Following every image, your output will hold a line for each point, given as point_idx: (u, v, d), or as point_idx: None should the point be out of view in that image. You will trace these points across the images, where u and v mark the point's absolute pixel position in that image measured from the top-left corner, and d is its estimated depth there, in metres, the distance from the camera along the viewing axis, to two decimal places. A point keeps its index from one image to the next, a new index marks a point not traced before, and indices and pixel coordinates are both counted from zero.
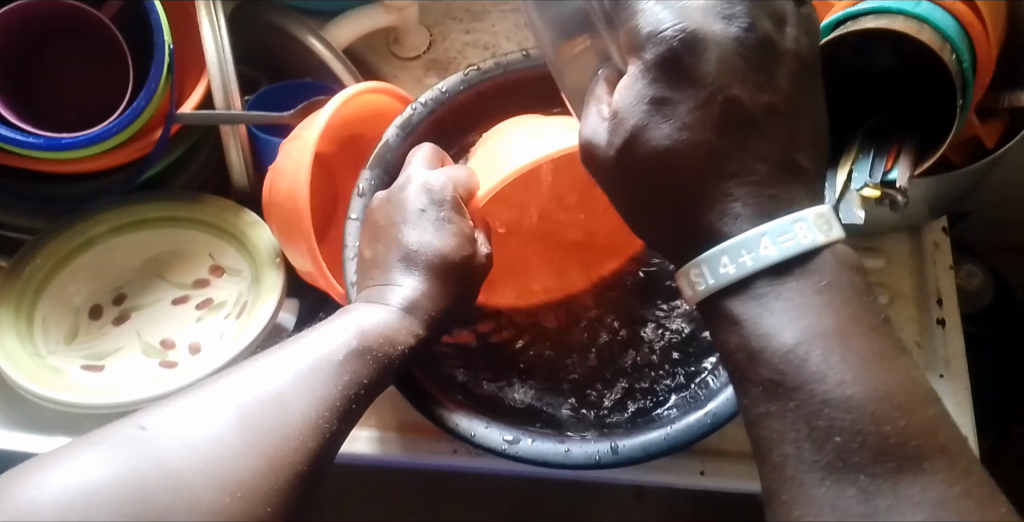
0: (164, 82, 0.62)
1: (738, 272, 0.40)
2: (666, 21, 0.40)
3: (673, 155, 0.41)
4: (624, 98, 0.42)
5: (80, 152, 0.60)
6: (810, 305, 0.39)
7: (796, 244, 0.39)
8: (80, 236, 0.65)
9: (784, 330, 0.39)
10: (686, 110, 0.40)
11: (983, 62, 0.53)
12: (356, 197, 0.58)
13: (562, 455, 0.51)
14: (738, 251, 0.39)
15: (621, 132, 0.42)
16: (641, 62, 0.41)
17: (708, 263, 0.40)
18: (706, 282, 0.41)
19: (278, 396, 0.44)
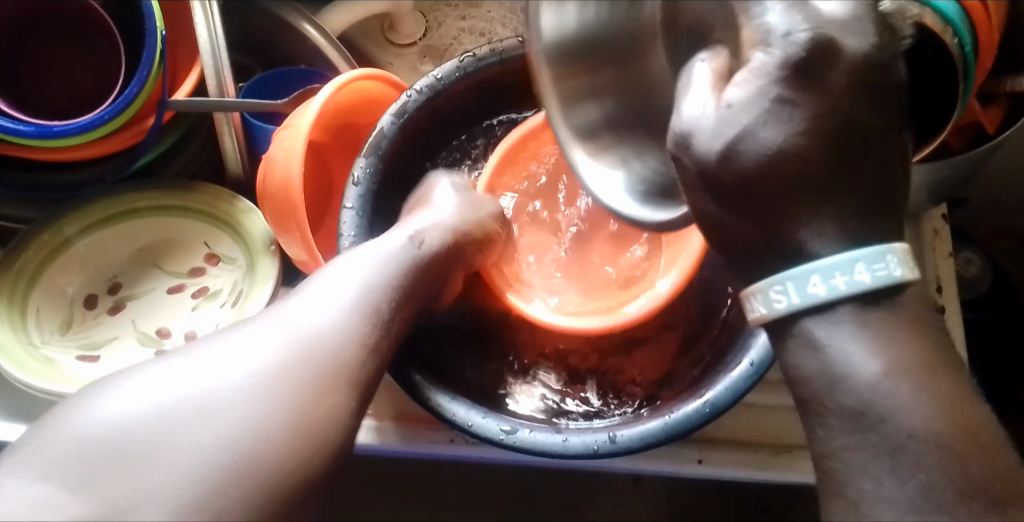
0: (157, 69, 0.61)
1: (827, 295, 0.35)
2: (798, 24, 0.33)
3: (778, 169, 0.35)
4: (736, 93, 0.34)
5: (72, 140, 0.59)
6: (888, 337, 0.36)
7: (891, 276, 0.35)
8: (74, 224, 0.65)
9: (869, 362, 0.36)
10: (794, 115, 0.34)
11: (983, 48, 0.52)
12: (350, 185, 0.57)
13: (560, 445, 0.50)
14: (830, 271, 0.35)
15: (723, 132, 0.35)
16: (765, 55, 0.34)
17: (794, 280, 0.36)
18: (789, 301, 0.36)
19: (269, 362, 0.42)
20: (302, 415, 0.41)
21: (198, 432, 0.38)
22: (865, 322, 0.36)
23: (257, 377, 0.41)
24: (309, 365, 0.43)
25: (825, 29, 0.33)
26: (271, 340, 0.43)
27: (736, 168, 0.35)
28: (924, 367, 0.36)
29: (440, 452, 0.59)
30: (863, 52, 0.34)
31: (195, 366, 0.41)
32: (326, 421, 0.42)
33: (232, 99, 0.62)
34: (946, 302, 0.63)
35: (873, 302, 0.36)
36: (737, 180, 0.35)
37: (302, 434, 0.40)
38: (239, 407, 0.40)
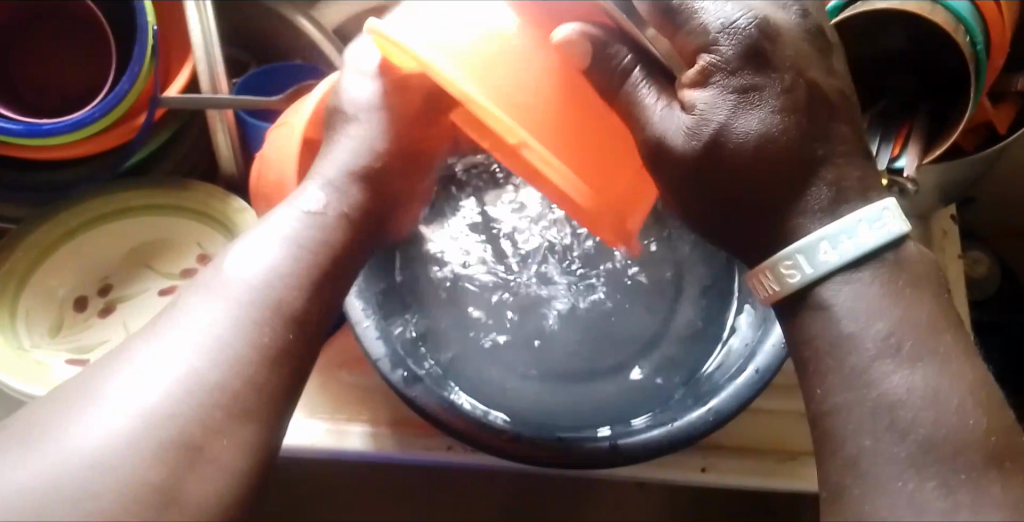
0: (149, 65, 0.59)
1: (840, 259, 0.40)
2: (733, 13, 0.41)
3: (768, 142, 0.41)
4: (700, 96, 0.42)
5: (61, 139, 0.58)
6: (887, 295, 0.39)
7: (886, 230, 0.40)
8: (64, 224, 0.63)
9: (874, 318, 0.39)
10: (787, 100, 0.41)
11: (996, 46, 0.51)
12: None
13: (561, 452, 0.49)
14: (839, 237, 0.40)
15: (705, 125, 0.42)
16: (714, 56, 0.42)
17: (805, 252, 0.40)
18: (802, 273, 0.40)
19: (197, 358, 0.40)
20: (239, 396, 0.40)
21: (130, 460, 0.36)
22: (861, 281, 0.40)
23: (160, 402, 0.38)
24: (240, 346, 0.41)
25: (760, 14, 0.41)
26: (188, 335, 0.41)
27: (727, 150, 0.42)
28: (916, 325, 0.39)
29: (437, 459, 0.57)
30: (794, 28, 0.42)
31: (116, 387, 0.38)
32: (263, 393, 0.41)
33: (225, 96, 0.60)
34: (955, 306, 0.61)
35: (862, 264, 0.40)
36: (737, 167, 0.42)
37: (243, 415, 0.39)
38: (166, 421, 0.37)
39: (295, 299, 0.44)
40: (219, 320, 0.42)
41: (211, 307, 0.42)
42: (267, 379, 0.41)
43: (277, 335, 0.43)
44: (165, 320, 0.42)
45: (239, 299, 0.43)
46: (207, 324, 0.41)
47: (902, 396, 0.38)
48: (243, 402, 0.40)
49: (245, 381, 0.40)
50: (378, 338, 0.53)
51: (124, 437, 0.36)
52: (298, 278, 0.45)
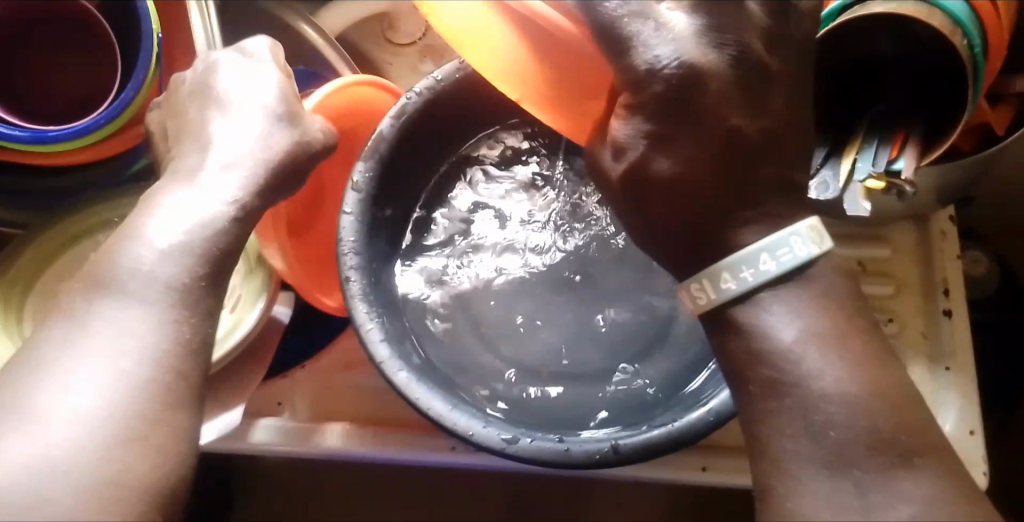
0: (152, 72, 0.60)
1: (739, 288, 0.41)
2: (665, 56, 0.40)
3: (683, 180, 0.42)
4: (623, 130, 0.43)
5: (67, 145, 0.58)
6: (805, 307, 0.41)
7: (791, 257, 0.41)
8: (68, 229, 0.64)
9: (785, 330, 0.41)
10: (673, 145, 0.42)
11: (992, 49, 0.51)
12: (350, 190, 0.57)
13: (563, 454, 0.50)
14: (737, 268, 0.41)
15: (627, 160, 0.43)
16: (636, 99, 0.41)
17: (709, 278, 0.42)
18: (709, 297, 0.42)
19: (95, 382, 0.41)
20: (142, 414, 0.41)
21: (40, 491, 0.38)
22: (784, 296, 0.41)
23: (70, 435, 0.40)
24: (139, 363, 0.42)
25: (689, 57, 0.40)
26: (84, 364, 0.42)
27: (657, 178, 0.42)
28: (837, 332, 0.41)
29: (439, 459, 0.58)
30: (723, 66, 0.40)
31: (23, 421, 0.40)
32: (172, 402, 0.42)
33: None
34: (954, 305, 0.62)
35: (784, 280, 0.41)
36: (666, 198, 0.43)
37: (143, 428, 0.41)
38: (80, 455, 0.39)
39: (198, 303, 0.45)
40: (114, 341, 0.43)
41: (113, 319, 0.43)
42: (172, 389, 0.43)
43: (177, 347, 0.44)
44: (69, 339, 0.43)
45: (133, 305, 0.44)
46: (104, 345, 0.42)
47: (823, 396, 0.40)
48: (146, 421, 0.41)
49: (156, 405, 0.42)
50: (381, 341, 0.53)
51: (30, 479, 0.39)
52: (194, 263, 0.46)
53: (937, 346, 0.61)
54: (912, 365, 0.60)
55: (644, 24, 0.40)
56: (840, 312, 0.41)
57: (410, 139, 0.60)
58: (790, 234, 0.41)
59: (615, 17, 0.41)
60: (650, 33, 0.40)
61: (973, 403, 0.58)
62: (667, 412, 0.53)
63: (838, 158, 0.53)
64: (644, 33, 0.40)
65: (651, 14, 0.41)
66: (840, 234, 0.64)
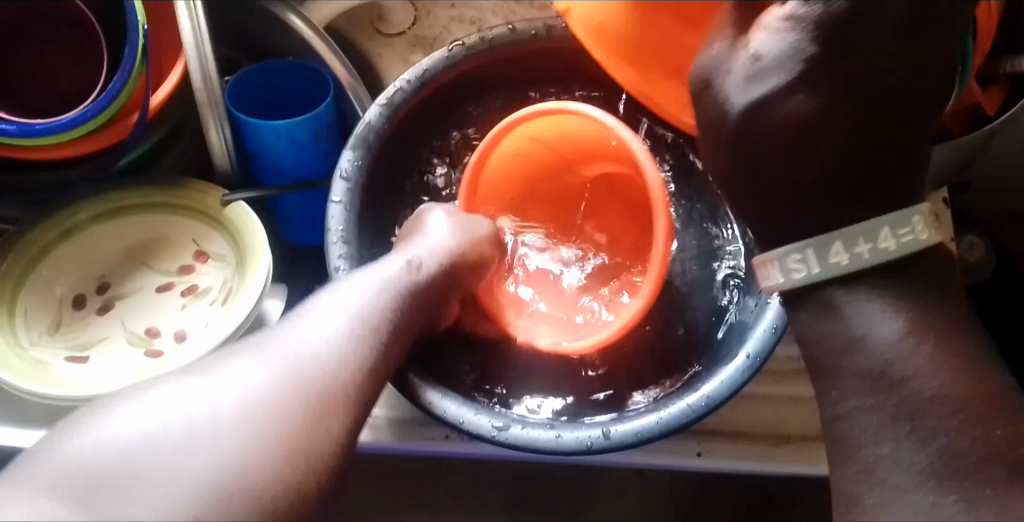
0: (139, 63, 0.60)
1: (849, 263, 0.39)
2: None
3: (796, 124, 0.37)
4: (765, 43, 0.37)
5: (54, 138, 0.58)
6: (874, 303, 0.39)
7: (912, 239, 0.39)
8: (59, 226, 0.63)
9: (881, 328, 0.39)
10: (815, 78, 0.37)
11: (980, 27, 0.50)
12: (339, 180, 0.56)
13: (553, 441, 0.49)
14: (855, 240, 0.39)
15: (760, 79, 0.38)
16: (805, 13, 0.36)
17: (816, 249, 0.39)
18: (808, 270, 0.40)
19: (309, 386, 0.43)
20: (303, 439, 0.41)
21: (193, 459, 0.38)
22: (863, 291, 0.39)
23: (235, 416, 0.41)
24: (317, 384, 0.43)
25: None
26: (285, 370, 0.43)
27: (766, 124, 0.38)
28: (912, 325, 0.39)
29: (435, 448, 0.58)
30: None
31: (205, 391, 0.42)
32: (325, 438, 0.42)
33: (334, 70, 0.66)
34: None
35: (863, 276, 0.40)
36: (777, 137, 0.38)
37: (300, 466, 0.41)
38: (233, 445, 0.39)
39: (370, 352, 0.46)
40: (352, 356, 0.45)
41: (295, 335, 0.45)
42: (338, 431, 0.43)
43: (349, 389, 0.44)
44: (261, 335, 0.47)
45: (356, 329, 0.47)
46: (345, 358, 0.45)
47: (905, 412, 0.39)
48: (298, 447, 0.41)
49: (337, 429, 0.43)
50: None
51: (168, 451, 0.38)
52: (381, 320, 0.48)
53: None
54: None
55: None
56: (853, 288, 0.40)
57: (398, 128, 0.60)
58: (883, 226, 0.38)
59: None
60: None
61: None
62: (677, 387, 0.54)
63: None
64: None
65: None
66: None
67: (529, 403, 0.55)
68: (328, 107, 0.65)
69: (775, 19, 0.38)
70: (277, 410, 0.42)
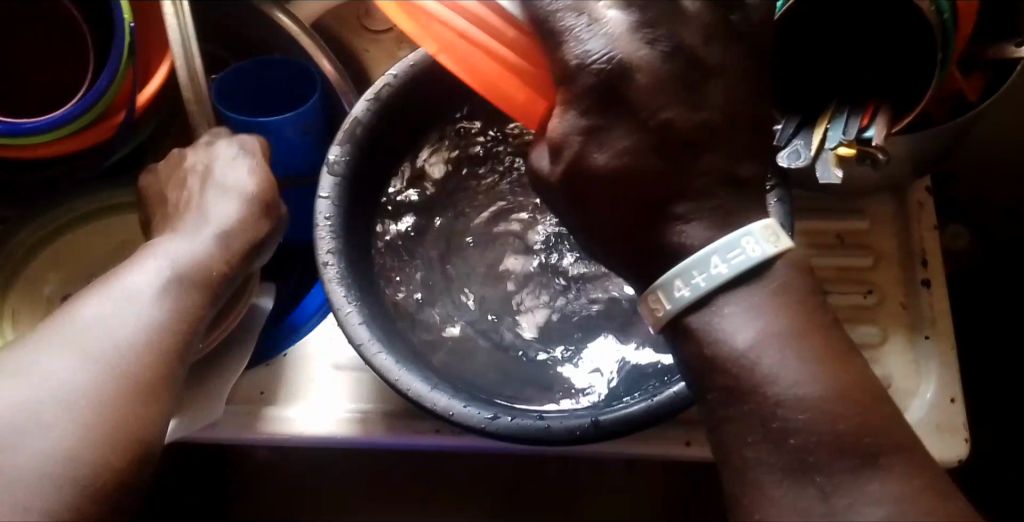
0: (128, 61, 0.60)
1: (693, 294, 0.42)
2: (595, 51, 0.42)
3: (615, 177, 0.43)
4: (560, 127, 0.45)
5: (41, 137, 0.58)
6: (761, 307, 0.41)
7: (745, 258, 0.41)
8: (52, 222, 0.64)
9: (738, 333, 0.40)
10: (618, 140, 0.43)
11: (962, 15, 0.51)
12: (326, 173, 0.57)
13: (543, 430, 0.50)
14: (689, 273, 0.42)
15: (569, 154, 0.44)
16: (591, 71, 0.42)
17: (663, 288, 0.42)
18: (665, 307, 0.43)
19: (88, 384, 0.43)
20: (98, 433, 0.42)
21: None
22: (736, 297, 0.41)
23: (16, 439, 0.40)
24: (113, 373, 0.44)
25: (618, 53, 0.42)
26: (72, 371, 0.43)
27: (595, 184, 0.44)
28: (795, 337, 0.40)
29: (427, 442, 0.58)
30: (647, 57, 0.42)
31: None
32: (127, 418, 0.43)
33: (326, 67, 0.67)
34: (931, 274, 0.62)
35: (740, 282, 0.41)
36: (601, 184, 0.44)
37: (106, 463, 0.42)
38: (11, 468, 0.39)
39: (164, 340, 0.46)
40: (136, 338, 0.45)
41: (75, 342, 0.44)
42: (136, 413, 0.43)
43: (140, 370, 0.45)
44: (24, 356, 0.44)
45: (140, 313, 0.46)
46: (131, 343, 0.45)
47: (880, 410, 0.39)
48: (98, 437, 0.42)
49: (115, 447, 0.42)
50: (361, 323, 0.54)
51: None
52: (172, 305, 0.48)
53: (916, 315, 0.62)
54: (891, 333, 0.61)
55: (577, 19, 0.43)
56: (748, 286, 0.41)
57: (379, 135, 0.61)
58: (710, 253, 0.41)
59: (551, 13, 0.44)
60: (582, 28, 0.43)
61: (952, 368, 0.58)
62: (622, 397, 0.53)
63: (811, 127, 0.52)
64: (575, 28, 0.43)
65: (587, 7, 0.43)
66: (813, 208, 0.65)
67: (510, 392, 0.55)
68: (316, 102, 0.65)
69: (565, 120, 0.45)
70: (73, 411, 0.42)
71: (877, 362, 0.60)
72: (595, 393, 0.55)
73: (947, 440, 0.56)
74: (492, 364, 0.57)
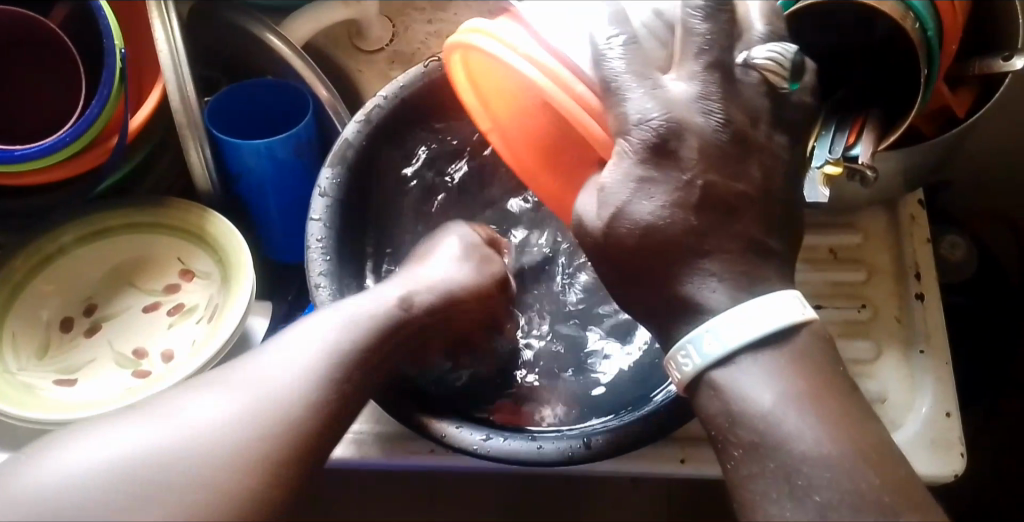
0: (118, 87, 0.61)
1: (719, 350, 0.42)
2: (653, 112, 0.44)
3: (650, 232, 0.44)
4: (611, 176, 0.45)
5: (34, 164, 0.59)
6: (780, 368, 0.41)
7: (768, 319, 0.41)
8: (42, 250, 0.64)
9: (758, 391, 0.41)
10: (661, 192, 0.44)
11: (947, 33, 0.51)
12: (317, 197, 0.58)
13: (535, 453, 0.50)
14: (714, 330, 0.42)
15: (607, 207, 0.45)
16: (627, 145, 0.45)
17: (690, 344, 0.43)
18: (691, 364, 0.43)
19: (268, 392, 0.45)
20: (277, 433, 0.43)
21: (164, 474, 0.41)
22: (758, 359, 0.41)
23: (184, 434, 0.42)
24: (301, 381, 0.46)
25: (676, 117, 0.44)
26: (237, 384, 0.45)
27: (630, 239, 0.44)
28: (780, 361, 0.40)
29: (422, 463, 0.58)
30: (707, 129, 0.44)
31: (158, 420, 0.43)
32: (316, 429, 0.45)
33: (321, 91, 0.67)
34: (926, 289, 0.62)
35: (763, 343, 0.42)
36: (628, 238, 0.44)
37: (272, 459, 0.43)
38: (185, 454, 0.41)
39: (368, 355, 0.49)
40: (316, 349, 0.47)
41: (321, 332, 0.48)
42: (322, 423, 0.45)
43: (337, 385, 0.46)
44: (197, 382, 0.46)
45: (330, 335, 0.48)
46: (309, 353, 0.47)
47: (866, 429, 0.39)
48: (278, 440, 0.43)
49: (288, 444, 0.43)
50: None
51: (142, 478, 0.40)
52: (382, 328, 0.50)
53: (911, 330, 0.61)
54: (885, 348, 0.61)
55: (640, 85, 0.45)
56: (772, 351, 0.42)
57: (372, 157, 0.61)
58: (733, 308, 0.42)
59: (617, 79, 0.45)
60: (645, 91, 0.44)
61: (948, 382, 0.58)
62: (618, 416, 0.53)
63: None
64: (638, 91, 0.45)
65: (648, 78, 0.45)
66: (805, 222, 0.66)
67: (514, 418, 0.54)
68: (308, 124, 0.65)
69: (614, 174, 0.45)
70: (242, 414, 0.44)
71: (872, 377, 0.59)
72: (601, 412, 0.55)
73: (941, 455, 0.55)
74: (508, 396, 0.57)
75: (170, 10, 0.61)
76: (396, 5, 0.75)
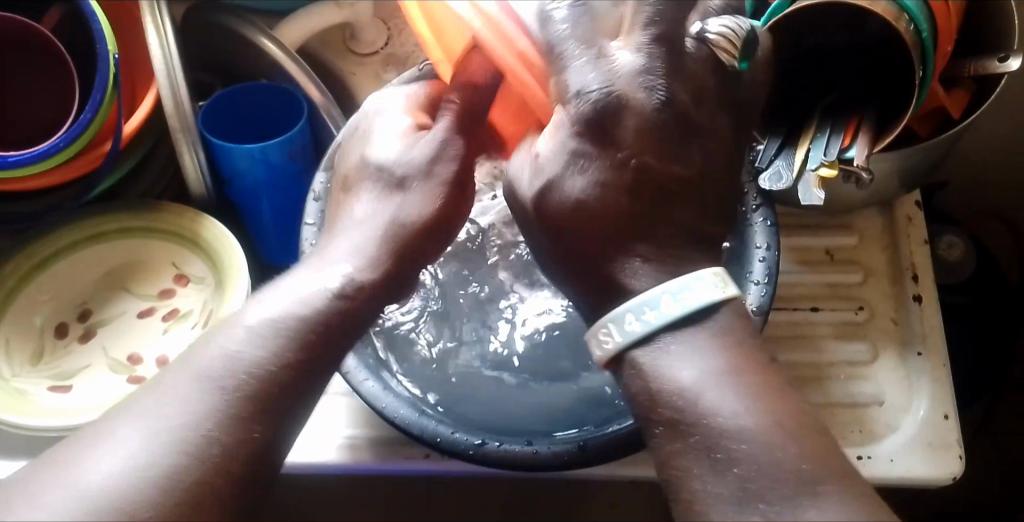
0: (111, 92, 0.60)
1: (642, 328, 0.42)
2: (591, 83, 0.45)
3: (581, 208, 0.44)
4: (547, 147, 0.46)
5: (26, 170, 0.58)
6: (704, 348, 0.41)
7: (694, 300, 0.42)
8: (39, 253, 0.64)
9: (681, 369, 0.40)
10: (597, 170, 0.44)
11: (943, 33, 0.51)
12: (311, 201, 0.58)
13: (530, 456, 0.49)
14: (641, 309, 0.42)
15: (541, 177, 0.46)
16: (564, 119, 0.46)
17: (614, 320, 0.43)
18: (614, 340, 0.43)
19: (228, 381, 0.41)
20: (243, 427, 0.40)
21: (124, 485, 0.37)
22: (677, 339, 0.42)
23: (147, 442, 0.39)
24: (263, 358, 0.42)
25: (614, 87, 0.44)
26: (204, 373, 0.41)
27: (556, 211, 0.45)
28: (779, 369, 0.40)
29: (418, 467, 0.57)
30: (647, 106, 0.44)
31: (123, 428, 0.39)
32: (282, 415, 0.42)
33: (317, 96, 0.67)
34: (922, 290, 0.62)
35: (689, 324, 0.42)
36: (565, 215, 0.45)
37: (241, 452, 0.40)
38: (146, 461, 0.38)
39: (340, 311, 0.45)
40: (284, 317, 0.44)
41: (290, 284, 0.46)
42: (286, 407, 0.42)
43: (298, 358, 0.43)
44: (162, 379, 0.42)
45: (304, 300, 0.45)
46: (276, 320, 0.44)
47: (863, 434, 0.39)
48: (245, 433, 0.40)
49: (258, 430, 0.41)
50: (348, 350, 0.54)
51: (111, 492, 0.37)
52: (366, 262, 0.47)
53: (907, 332, 0.61)
54: (882, 350, 0.60)
55: (584, 53, 0.46)
56: (698, 333, 0.41)
57: None
58: (662, 290, 0.42)
59: (562, 44, 0.47)
60: (588, 61, 0.45)
61: (946, 383, 0.58)
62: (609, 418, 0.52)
63: (793, 148, 0.52)
64: (580, 60, 0.46)
65: (596, 46, 0.46)
66: (802, 224, 0.66)
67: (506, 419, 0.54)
68: (302, 128, 0.65)
69: (547, 145, 0.46)
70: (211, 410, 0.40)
71: (868, 378, 0.59)
72: (580, 411, 0.54)
73: (938, 457, 0.55)
74: (477, 386, 0.57)
75: (163, 13, 0.61)
76: (390, 7, 0.75)
